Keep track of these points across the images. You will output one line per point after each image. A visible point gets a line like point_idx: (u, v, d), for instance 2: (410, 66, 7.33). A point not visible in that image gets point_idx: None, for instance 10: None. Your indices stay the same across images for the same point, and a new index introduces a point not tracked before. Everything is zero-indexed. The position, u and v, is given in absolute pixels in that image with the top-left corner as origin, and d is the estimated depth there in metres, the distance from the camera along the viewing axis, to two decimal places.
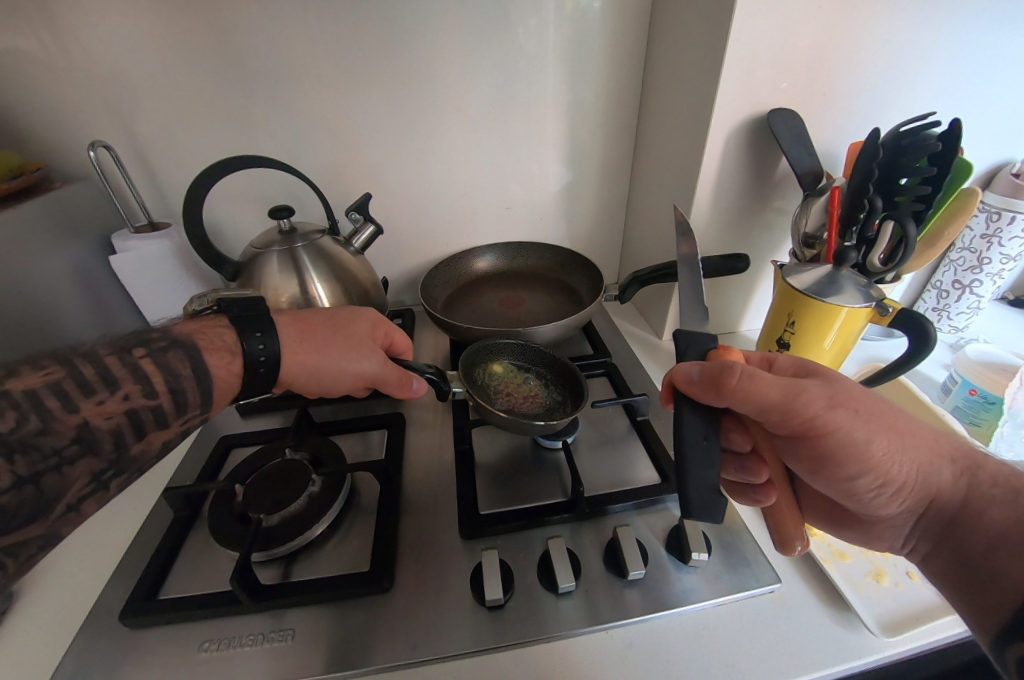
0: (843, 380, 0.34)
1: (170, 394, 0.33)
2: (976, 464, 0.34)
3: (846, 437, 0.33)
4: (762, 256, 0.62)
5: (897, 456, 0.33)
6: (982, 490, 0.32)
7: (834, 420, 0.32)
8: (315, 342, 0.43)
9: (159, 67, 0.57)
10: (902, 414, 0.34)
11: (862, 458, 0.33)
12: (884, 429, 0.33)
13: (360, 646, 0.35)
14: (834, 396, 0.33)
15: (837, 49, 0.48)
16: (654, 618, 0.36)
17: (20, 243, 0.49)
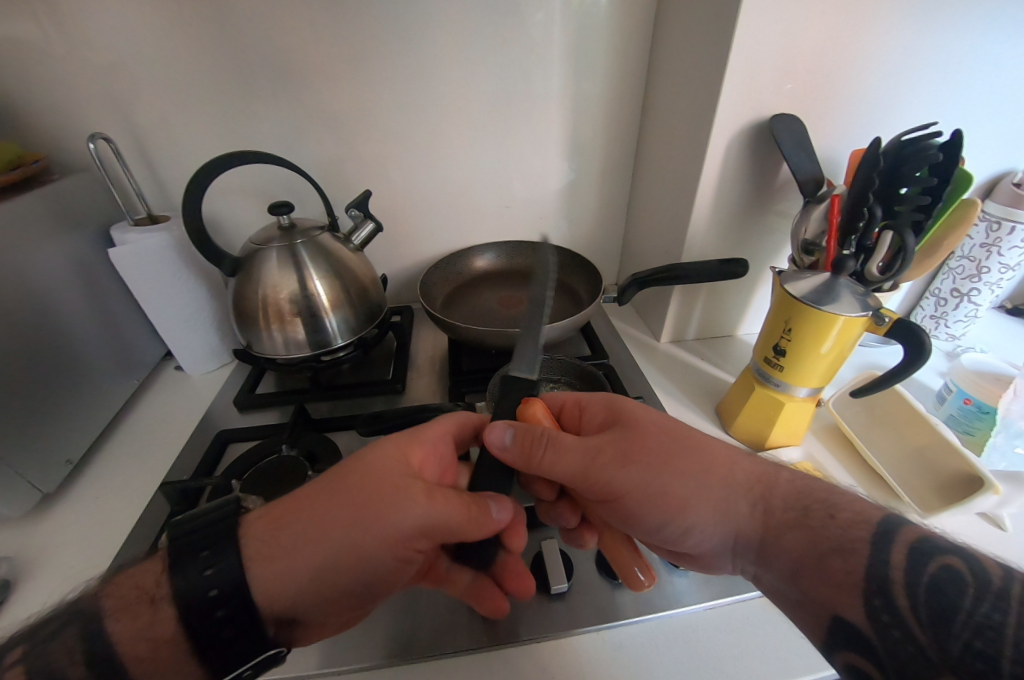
0: (632, 427, 0.37)
1: (216, 607, 0.28)
2: (769, 485, 0.34)
3: (637, 487, 0.35)
4: (761, 260, 0.62)
5: (690, 502, 0.34)
6: (774, 511, 0.33)
7: (628, 475, 0.34)
8: (343, 527, 0.31)
9: (159, 59, 0.56)
10: (693, 449, 0.36)
11: (660, 506, 0.35)
12: (672, 474, 0.35)
13: (352, 643, 0.36)
14: (625, 449, 0.36)
15: (842, 54, 0.48)
16: (645, 619, 0.37)
17: (19, 234, 0.49)
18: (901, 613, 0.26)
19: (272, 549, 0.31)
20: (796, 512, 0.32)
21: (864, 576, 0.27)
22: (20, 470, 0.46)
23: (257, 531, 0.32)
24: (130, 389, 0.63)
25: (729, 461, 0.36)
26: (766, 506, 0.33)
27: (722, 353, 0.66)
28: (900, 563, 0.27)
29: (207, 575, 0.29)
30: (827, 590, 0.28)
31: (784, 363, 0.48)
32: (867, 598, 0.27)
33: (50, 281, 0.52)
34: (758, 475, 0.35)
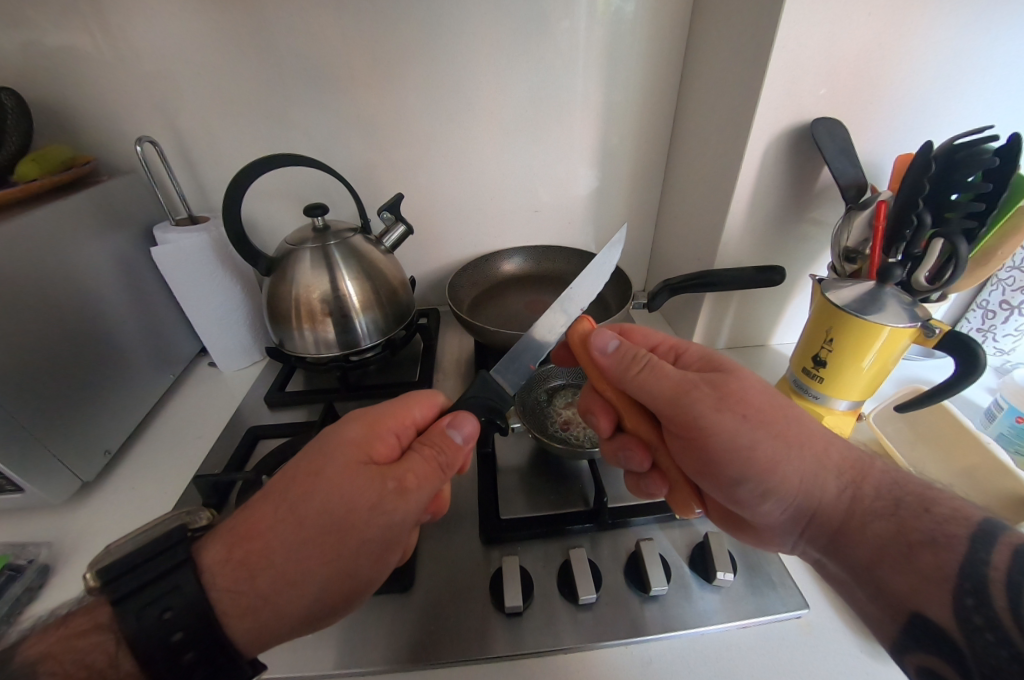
0: (743, 377, 0.37)
1: (183, 651, 0.27)
2: (862, 477, 0.34)
3: (724, 438, 0.34)
4: (798, 268, 0.60)
5: (781, 462, 0.34)
6: (864, 498, 0.33)
7: (719, 422, 0.34)
8: (301, 553, 0.29)
9: (202, 66, 0.58)
10: (796, 419, 0.36)
11: (747, 461, 0.34)
12: (768, 435, 0.34)
13: (378, 646, 0.36)
14: (721, 395, 0.35)
15: (888, 57, 0.46)
16: (675, 636, 0.36)
17: (70, 233, 0.51)
18: (999, 619, 0.24)
19: (242, 593, 0.29)
20: (887, 505, 0.32)
21: (955, 573, 0.27)
22: (63, 460, 0.48)
23: (216, 580, 0.29)
24: (166, 384, 0.65)
25: (825, 443, 0.35)
26: (858, 494, 0.33)
27: (754, 362, 0.65)
28: (1002, 565, 0.26)
29: (168, 619, 0.27)
30: (910, 584, 0.28)
31: (823, 374, 0.46)
32: (957, 595, 0.26)
33: (96, 278, 0.54)
34: (847, 464, 0.35)
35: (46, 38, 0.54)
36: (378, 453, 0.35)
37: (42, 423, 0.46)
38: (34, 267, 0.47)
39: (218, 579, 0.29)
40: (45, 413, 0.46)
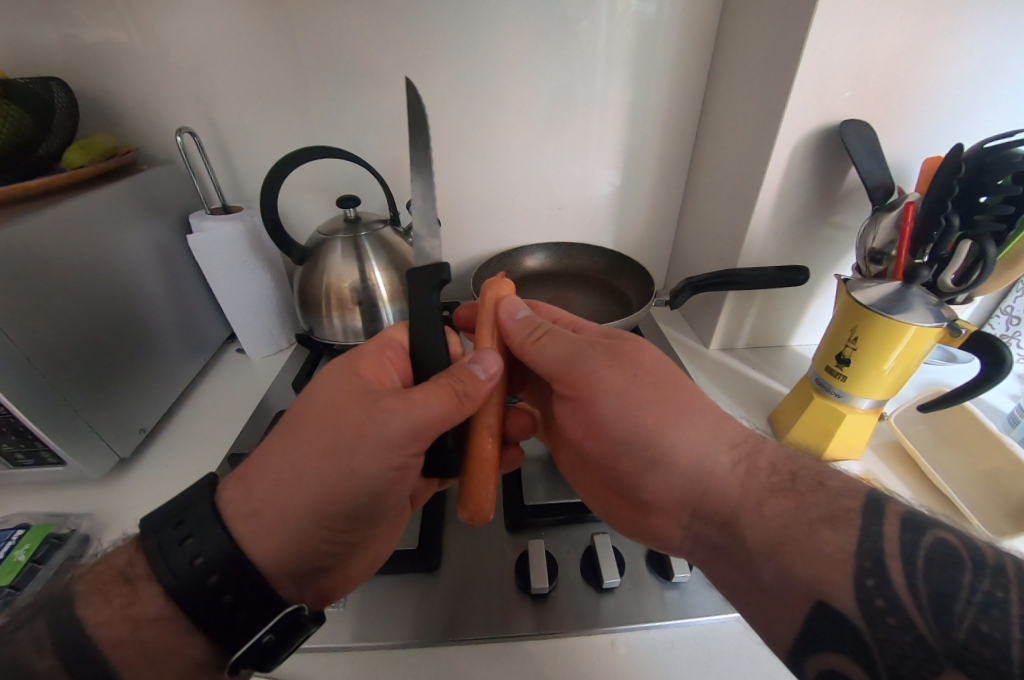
0: (639, 345, 0.39)
1: (207, 574, 0.28)
2: (755, 452, 0.33)
3: (616, 398, 0.36)
4: (821, 269, 0.61)
5: (669, 428, 0.35)
6: (758, 470, 0.32)
7: (608, 379, 0.37)
8: (314, 476, 0.32)
9: (241, 61, 0.60)
10: (685, 382, 0.37)
11: (638, 428, 0.36)
12: (653, 399, 0.36)
13: (411, 622, 0.37)
14: (614, 358, 0.38)
15: (919, 61, 0.47)
16: (698, 623, 0.36)
17: (113, 217, 0.53)
18: (901, 601, 0.24)
19: (259, 519, 0.31)
20: (785, 481, 0.30)
21: (854, 550, 0.26)
22: (103, 435, 0.50)
23: (232, 503, 0.31)
24: (197, 368, 0.67)
25: (720, 417, 0.36)
26: (750, 465, 0.32)
27: (774, 362, 0.65)
28: (894, 537, 0.25)
29: (189, 546, 0.29)
30: (820, 570, 0.26)
31: (847, 373, 0.47)
32: (859, 576, 0.25)
33: (136, 263, 0.56)
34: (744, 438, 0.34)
35: (93, 32, 0.57)
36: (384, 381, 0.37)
37: (84, 399, 0.48)
38: (81, 250, 0.49)
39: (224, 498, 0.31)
40: (86, 389, 0.48)
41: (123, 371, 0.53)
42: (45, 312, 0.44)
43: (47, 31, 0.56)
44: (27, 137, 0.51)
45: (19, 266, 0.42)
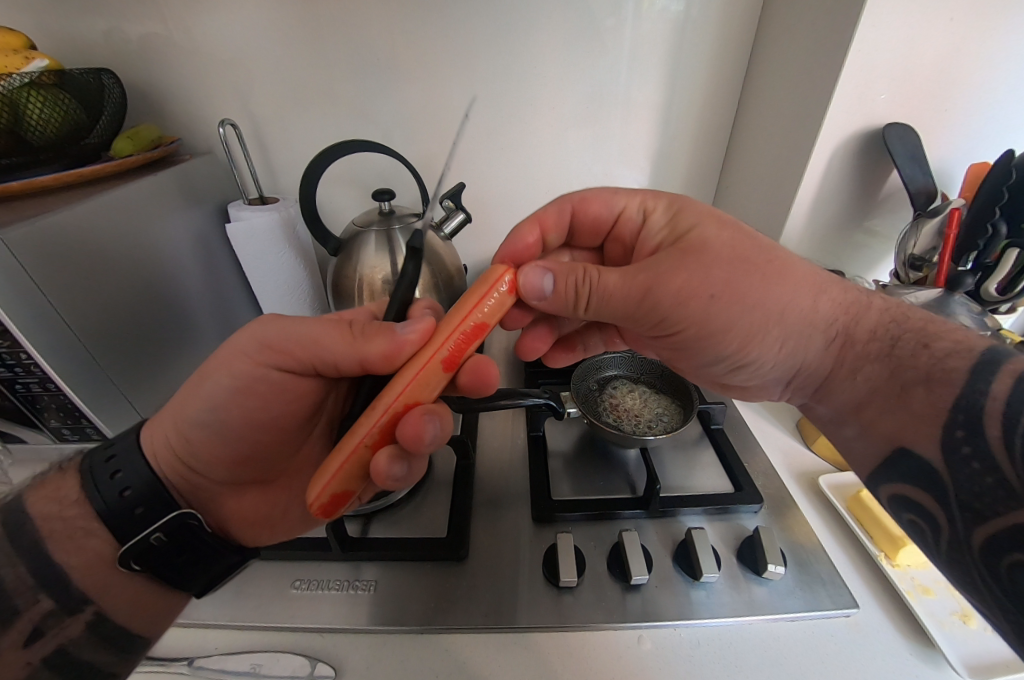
0: (714, 242, 0.34)
1: (133, 504, 0.32)
2: (855, 323, 0.33)
3: (699, 323, 0.34)
4: (856, 274, 0.60)
5: (760, 335, 0.34)
6: (857, 339, 0.32)
7: (689, 313, 0.34)
8: (238, 414, 0.37)
9: (281, 54, 0.62)
10: (772, 266, 0.33)
11: (721, 335, 0.35)
12: (747, 310, 0.33)
13: (439, 607, 0.38)
14: (688, 277, 0.33)
15: (970, 64, 0.46)
16: (725, 624, 0.37)
17: (157, 204, 0.55)
18: (991, 451, 0.24)
19: (184, 452, 0.36)
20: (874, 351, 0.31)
21: (951, 406, 0.26)
22: (142, 413, 0.52)
23: (156, 441, 0.35)
24: None
25: (815, 296, 0.34)
26: (841, 344, 0.33)
27: None
28: (1002, 394, 0.24)
29: (117, 478, 0.32)
30: (901, 426, 0.29)
31: None
32: (948, 429, 0.26)
33: (177, 249, 0.58)
34: (834, 312, 0.34)
35: (143, 25, 0.58)
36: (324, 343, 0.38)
37: (125, 378, 0.49)
38: (127, 231, 0.50)
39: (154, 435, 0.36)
40: (127, 368, 0.49)
41: (161, 353, 0.55)
42: (93, 288, 0.46)
43: (100, 23, 0.58)
44: (78, 126, 0.52)
45: (71, 242, 0.43)
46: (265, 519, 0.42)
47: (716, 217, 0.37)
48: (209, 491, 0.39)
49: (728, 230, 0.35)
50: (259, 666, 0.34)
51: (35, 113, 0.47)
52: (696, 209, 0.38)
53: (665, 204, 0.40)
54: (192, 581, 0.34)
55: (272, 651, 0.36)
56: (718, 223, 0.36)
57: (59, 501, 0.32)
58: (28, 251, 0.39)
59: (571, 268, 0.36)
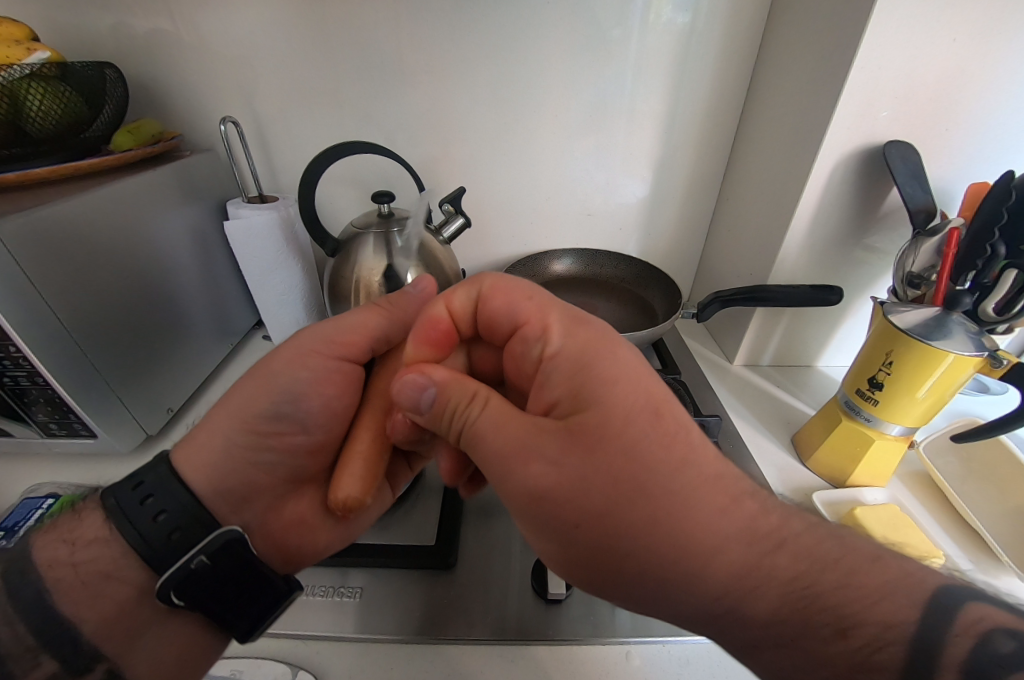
0: (599, 395, 0.26)
1: (173, 530, 0.32)
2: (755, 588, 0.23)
3: (600, 460, 0.25)
4: (854, 291, 0.60)
5: (693, 511, 0.24)
6: (775, 571, 0.24)
7: (583, 428, 0.26)
8: (318, 403, 0.36)
9: (286, 54, 0.62)
10: (668, 478, 0.25)
11: (596, 528, 0.25)
12: (673, 463, 0.25)
13: (425, 616, 0.37)
14: (592, 390, 0.26)
15: (971, 85, 0.46)
16: (715, 642, 0.36)
17: (155, 199, 0.55)
18: None
19: (226, 460, 0.35)
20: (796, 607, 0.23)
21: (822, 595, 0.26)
22: (133, 410, 0.51)
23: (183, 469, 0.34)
24: (224, 352, 0.69)
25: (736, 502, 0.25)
26: (773, 580, 0.24)
27: (799, 382, 0.65)
28: None
29: (148, 504, 0.32)
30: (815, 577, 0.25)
31: (881, 397, 0.46)
32: None
33: (173, 246, 0.57)
34: (748, 535, 0.24)
35: (147, 20, 0.58)
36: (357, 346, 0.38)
37: (116, 374, 0.49)
38: (125, 228, 0.50)
39: (193, 452, 0.34)
40: (117, 364, 0.49)
41: (152, 350, 0.54)
42: (87, 284, 0.45)
43: (107, 18, 0.58)
44: (78, 119, 0.52)
45: (63, 234, 0.43)
46: (315, 524, 0.39)
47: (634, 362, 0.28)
48: (261, 500, 0.37)
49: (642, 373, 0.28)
50: (240, 672, 0.34)
51: (36, 104, 0.47)
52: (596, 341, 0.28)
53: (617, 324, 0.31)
54: (228, 611, 0.32)
55: (256, 658, 0.35)
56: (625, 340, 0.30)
57: (69, 542, 0.31)
58: (22, 244, 0.39)
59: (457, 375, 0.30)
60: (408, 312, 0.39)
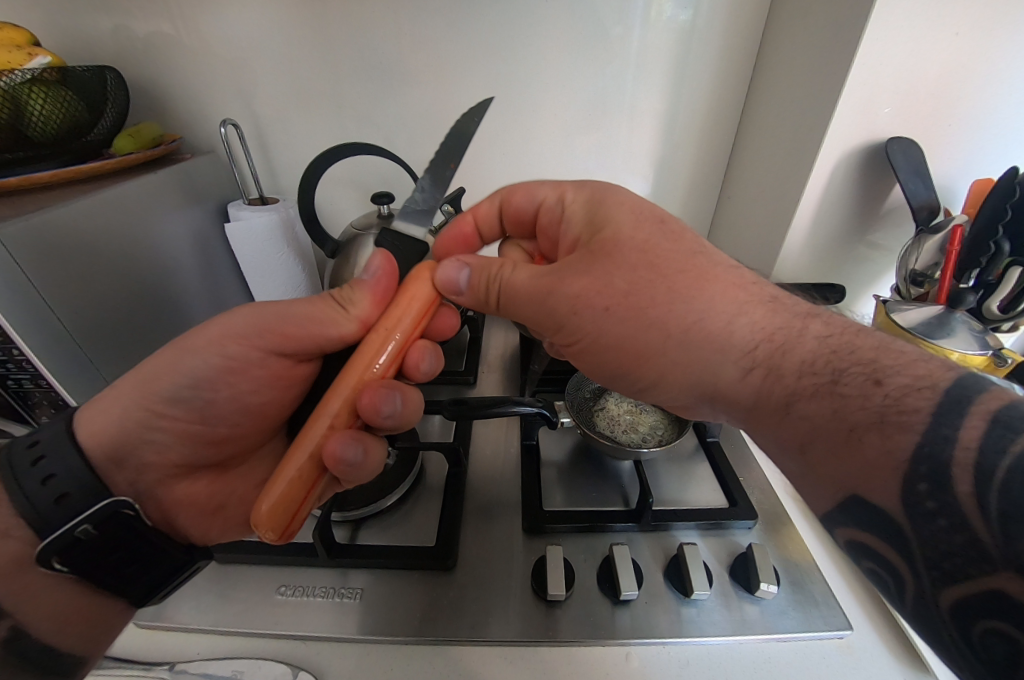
0: (614, 229, 0.34)
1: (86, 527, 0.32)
2: (783, 352, 0.28)
3: (627, 268, 0.32)
4: (857, 289, 0.59)
5: (703, 297, 0.31)
6: (793, 351, 0.28)
7: (607, 261, 0.33)
8: (220, 392, 0.38)
9: (284, 55, 0.62)
10: (678, 272, 0.32)
11: (650, 323, 0.31)
12: (685, 260, 0.32)
13: (426, 618, 0.37)
14: (604, 239, 0.34)
15: (974, 79, 0.46)
16: (715, 644, 0.36)
17: (155, 201, 0.55)
18: None
19: (129, 435, 0.36)
20: (822, 374, 0.26)
21: None
22: None
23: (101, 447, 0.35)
24: None
25: (733, 308, 0.30)
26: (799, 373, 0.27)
27: None
28: None
29: (53, 486, 0.31)
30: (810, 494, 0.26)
31: None
32: None
33: (174, 247, 0.58)
34: (760, 325, 0.29)
35: (147, 23, 0.59)
36: (298, 340, 0.38)
37: (117, 376, 0.49)
38: (126, 230, 0.50)
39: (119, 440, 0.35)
40: (118, 366, 0.49)
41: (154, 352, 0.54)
42: (89, 288, 0.45)
43: (107, 22, 0.59)
44: (79, 123, 0.52)
45: (64, 236, 0.43)
46: (216, 508, 0.42)
47: (624, 203, 0.36)
48: (151, 477, 0.38)
49: (639, 217, 0.35)
50: (241, 673, 0.34)
51: (37, 108, 0.47)
52: (617, 204, 0.36)
53: (582, 191, 0.38)
54: (134, 581, 0.35)
55: (256, 658, 0.35)
56: (627, 195, 0.37)
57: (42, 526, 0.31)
58: (23, 246, 0.39)
59: (486, 264, 0.38)
60: (365, 313, 0.37)
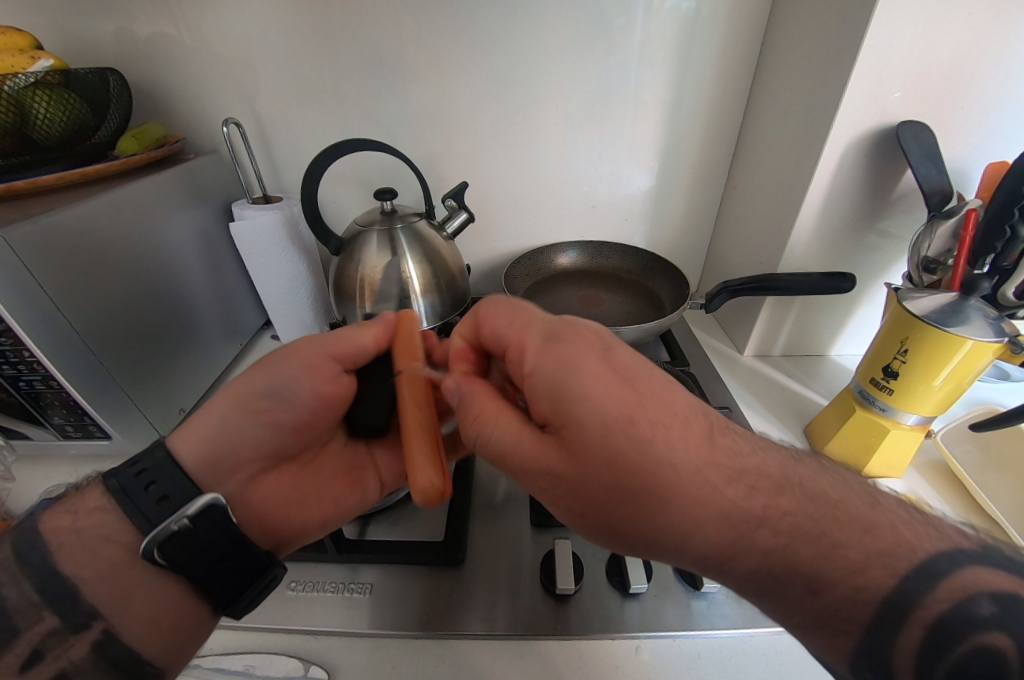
0: (581, 417, 0.28)
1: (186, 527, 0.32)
2: (735, 557, 0.26)
3: (595, 464, 0.28)
4: (867, 277, 0.58)
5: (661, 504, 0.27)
6: (753, 543, 0.26)
7: (581, 459, 0.28)
8: (307, 385, 0.38)
9: (284, 53, 0.61)
10: (641, 467, 0.27)
11: (609, 519, 0.29)
12: (646, 454, 0.27)
13: (436, 612, 0.37)
14: (574, 428, 0.29)
15: (989, 59, 0.44)
16: (725, 637, 0.36)
17: (160, 202, 0.55)
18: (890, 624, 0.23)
19: (227, 433, 0.36)
20: (766, 572, 0.26)
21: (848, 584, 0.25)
22: (145, 412, 0.52)
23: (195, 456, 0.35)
24: (234, 351, 0.70)
25: (691, 520, 0.26)
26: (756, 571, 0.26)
27: (810, 372, 0.64)
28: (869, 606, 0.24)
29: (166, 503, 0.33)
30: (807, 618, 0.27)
31: (895, 386, 0.45)
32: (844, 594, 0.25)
33: (179, 248, 0.58)
34: (724, 521, 0.26)
35: (148, 25, 0.59)
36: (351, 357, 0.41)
37: (126, 376, 0.49)
38: (131, 232, 0.50)
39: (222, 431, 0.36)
40: (128, 366, 0.49)
41: (161, 352, 0.54)
42: (95, 290, 0.45)
43: (109, 24, 0.59)
44: (83, 125, 0.53)
45: (70, 239, 0.43)
46: (300, 499, 0.41)
47: (593, 374, 0.29)
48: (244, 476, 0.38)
49: (609, 393, 0.28)
50: (254, 668, 0.34)
51: (41, 111, 0.48)
52: (584, 378, 0.29)
53: (549, 352, 0.31)
54: (219, 588, 0.33)
55: (268, 653, 0.36)
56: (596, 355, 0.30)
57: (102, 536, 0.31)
58: (31, 249, 0.39)
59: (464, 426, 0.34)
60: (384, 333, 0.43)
